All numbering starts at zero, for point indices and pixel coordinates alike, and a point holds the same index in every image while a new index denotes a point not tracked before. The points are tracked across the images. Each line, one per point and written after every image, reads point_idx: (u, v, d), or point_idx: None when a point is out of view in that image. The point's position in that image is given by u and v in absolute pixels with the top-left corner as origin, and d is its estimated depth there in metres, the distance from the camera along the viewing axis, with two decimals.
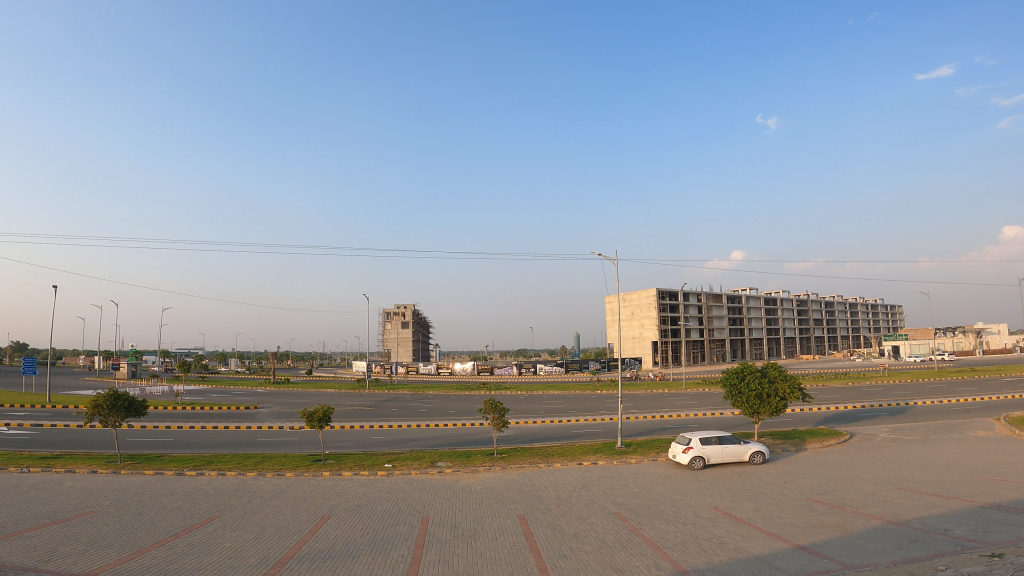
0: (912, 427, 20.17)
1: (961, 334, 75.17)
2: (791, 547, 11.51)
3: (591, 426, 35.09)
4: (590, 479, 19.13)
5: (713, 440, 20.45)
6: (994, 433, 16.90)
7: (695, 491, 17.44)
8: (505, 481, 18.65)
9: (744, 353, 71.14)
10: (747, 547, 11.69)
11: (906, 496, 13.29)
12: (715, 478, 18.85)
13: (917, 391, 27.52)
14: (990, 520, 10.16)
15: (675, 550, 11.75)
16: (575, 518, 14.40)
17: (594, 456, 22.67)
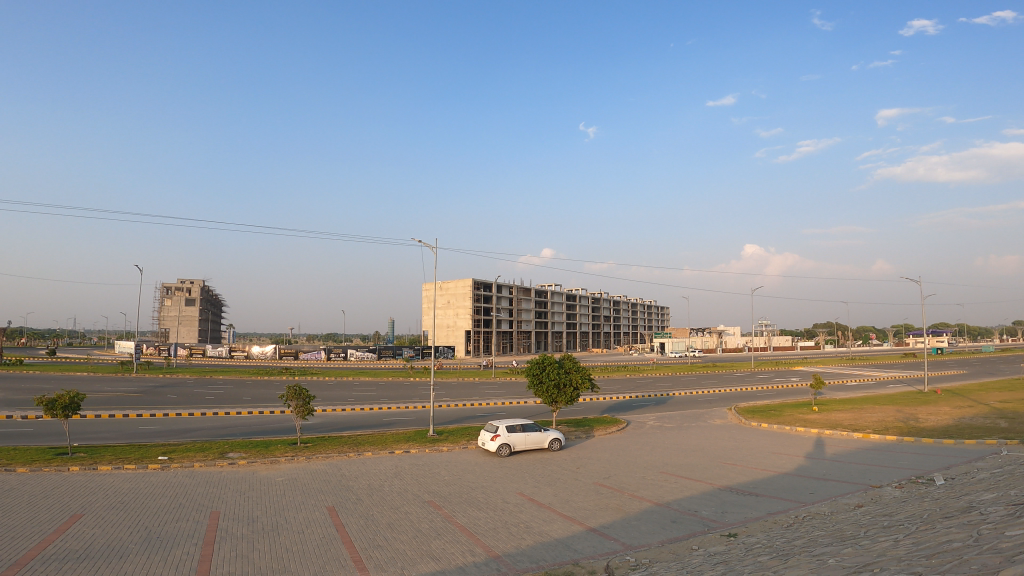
0: (672, 416, 24.85)
1: (709, 334, 91.96)
2: (584, 529, 13.55)
3: (402, 413, 35.71)
4: (402, 467, 19.81)
5: (517, 428, 22.60)
6: (728, 422, 21.73)
7: (501, 477, 19.06)
8: (309, 472, 18.47)
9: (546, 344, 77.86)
10: (550, 531, 13.47)
11: (669, 479, 16.58)
12: (519, 464, 20.84)
13: (677, 383, 33.57)
14: (727, 502, 13.41)
15: (487, 536, 13.05)
16: (389, 507, 15.01)
17: (406, 443, 23.36)
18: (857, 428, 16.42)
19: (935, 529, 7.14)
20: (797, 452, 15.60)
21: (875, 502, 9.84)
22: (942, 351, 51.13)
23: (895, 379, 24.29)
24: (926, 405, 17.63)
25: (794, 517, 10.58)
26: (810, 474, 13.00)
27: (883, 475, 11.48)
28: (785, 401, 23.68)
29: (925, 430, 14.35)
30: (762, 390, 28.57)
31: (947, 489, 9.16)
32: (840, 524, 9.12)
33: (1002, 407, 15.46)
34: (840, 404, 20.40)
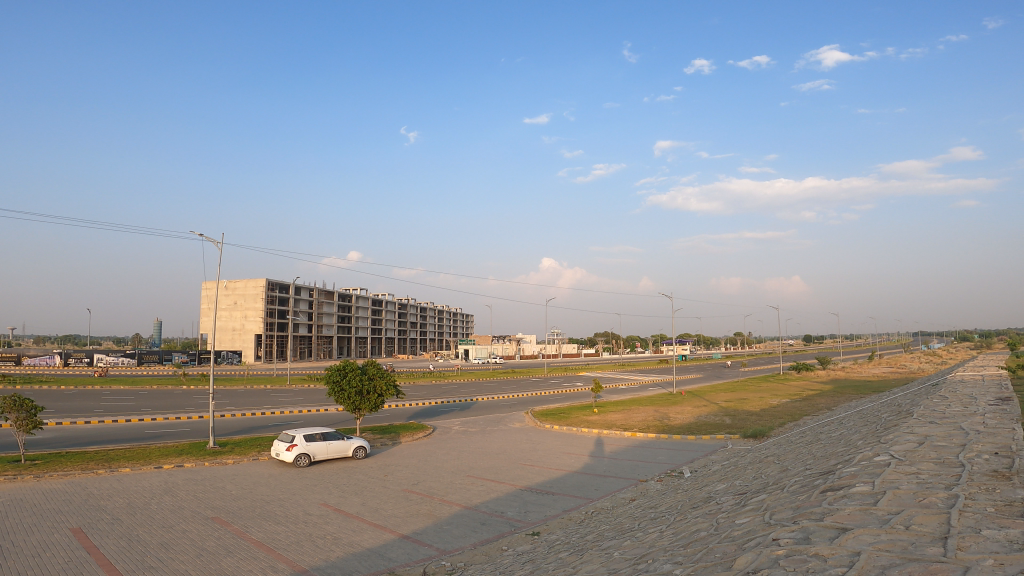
0: (474, 420, 26.79)
1: (508, 342, 98.45)
2: (396, 537, 13.83)
3: (174, 424, 31.89)
4: (174, 483, 17.93)
5: (317, 437, 21.90)
6: (525, 424, 24.24)
7: (301, 488, 18.18)
8: (42, 492, 15.82)
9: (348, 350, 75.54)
10: (360, 541, 13.44)
11: (474, 481, 17.98)
12: (320, 474, 20.18)
13: (479, 390, 35.80)
14: (528, 502, 15.23)
15: (288, 550, 12.64)
16: (160, 526, 13.66)
17: (180, 458, 21.04)
18: (628, 427, 19.82)
19: (688, 520, 9.44)
20: (582, 451, 18.28)
21: (644, 495, 12.35)
22: (689, 359, 63.03)
23: (654, 383, 29.52)
24: (676, 404, 21.98)
25: (584, 513, 12.62)
26: (593, 471, 15.53)
27: (648, 470, 14.32)
28: (571, 404, 27.16)
29: (677, 428, 17.99)
30: (552, 394, 32.21)
31: (693, 481, 11.95)
32: (620, 517, 11.27)
33: (727, 406, 20.13)
34: (614, 406, 24.24)
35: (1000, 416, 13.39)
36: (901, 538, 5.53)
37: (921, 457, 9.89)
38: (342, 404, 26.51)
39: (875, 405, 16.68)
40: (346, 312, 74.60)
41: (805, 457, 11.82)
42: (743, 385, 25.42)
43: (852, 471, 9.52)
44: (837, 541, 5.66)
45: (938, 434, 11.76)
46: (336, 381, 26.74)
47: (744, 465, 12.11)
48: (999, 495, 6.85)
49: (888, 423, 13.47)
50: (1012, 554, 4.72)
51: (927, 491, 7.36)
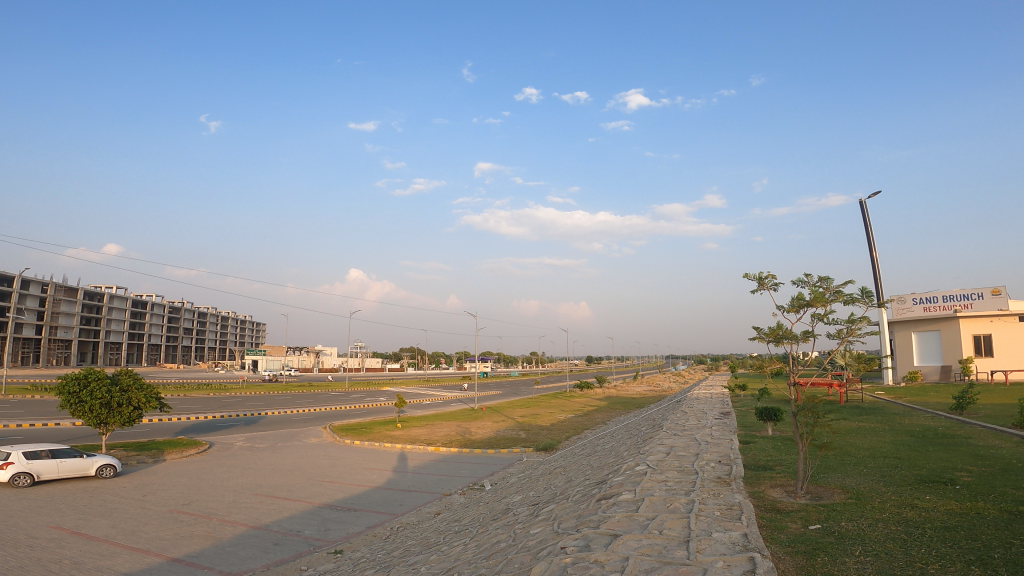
0: (262, 436, 25.08)
1: (304, 354, 93.30)
2: (165, 560, 11.77)
3: None
4: None
5: (44, 454, 18.18)
6: (323, 440, 23.55)
7: (23, 510, 15.13)
8: None
9: (95, 358, 64.22)
10: (113, 566, 11.38)
11: (262, 499, 16.33)
12: (50, 495, 16.96)
13: (267, 404, 33.65)
14: (327, 520, 14.14)
15: None
16: None
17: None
18: (431, 442, 20.62)
19: (489, 532, 10.47)
20: (385, 467, 18.50)
21: (448, 508, 13.22)
22: (489, 376, 66.71)
23: (455, 399, 30.89)
24: (477, 420, 23.43)
25: (389, 529, 12.93)
26: (397, 487, 15.89)
27: (451, 484, 15.18)
28: (372, 420, 27.06)
29: (477, 442, 19.32)
30: (352, 409, 31.63)
31: (493, 494, 13.14)
32: (425, 532, 11.92)
33: (522, 421, 22.11)
34: (418, 421, 24.85)
35: (722, 428, 17.16)
36: (658, 542, 7.17)
37: (669, 466, 12.38)
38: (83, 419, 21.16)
39: (637, 419, 19.99)
40: (95, 313, 63.48)
41: (584, 467, 13.84)
42: (536, 401, 28.05)
43: (620, 480, 11.53)
44: (612, 548, 7.10)
45: (681, 445, 14.72)
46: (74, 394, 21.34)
47: (537, 476, 13.70)
48: (721, 500, 9.10)
49: (647, 435, 16.35)
50: (733, 555, 6.51)
51: (673, 497, 9.41)
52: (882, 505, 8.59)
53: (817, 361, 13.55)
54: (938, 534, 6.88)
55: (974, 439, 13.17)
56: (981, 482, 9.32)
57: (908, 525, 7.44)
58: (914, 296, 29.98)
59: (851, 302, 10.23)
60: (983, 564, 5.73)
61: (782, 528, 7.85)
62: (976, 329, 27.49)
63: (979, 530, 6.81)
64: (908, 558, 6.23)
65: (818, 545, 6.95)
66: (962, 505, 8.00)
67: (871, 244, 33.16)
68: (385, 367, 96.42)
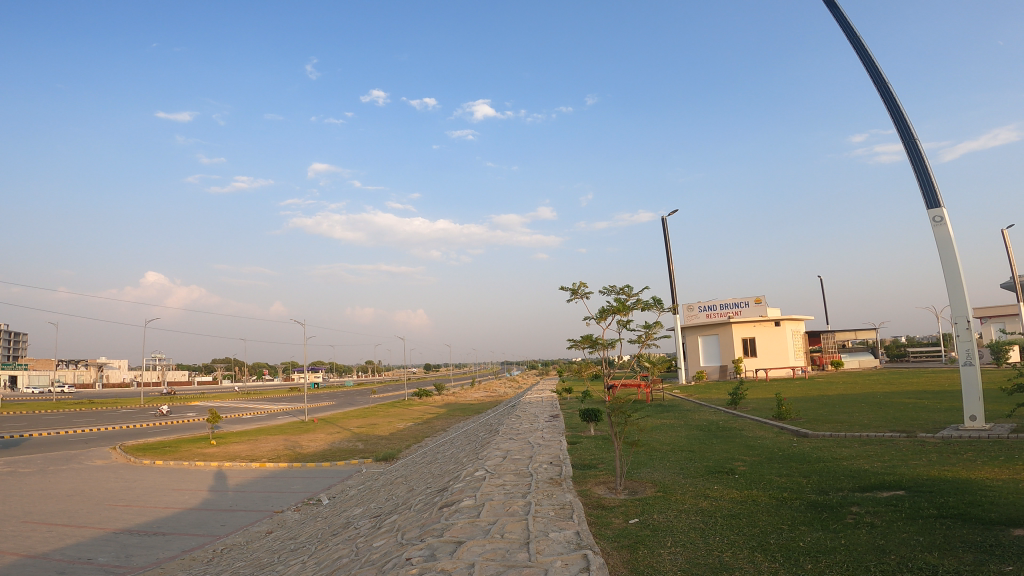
0: (28, 459, 20.76)
1: (84, 368, 79.61)
2: None
3: None
4: None
5: None
6: (114, 462, 20.26)
7: None
8: None
9: None
10: None
11: (38, 526, 13.38)
12: None
13: (31, 424, 28.10)
14: (128, 545, 12.11)
15: None
16: None
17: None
18: (254, 458, 18.94)
19: (329, 547, 9.95)
20: (198, 487, 16.52)
21: (281, 526, 12.28)
22: (317, 386, 63.34)
23: (280, 411, 28.80)
24: (307, 432, 22.05)
25: (211, 551, 11.53)
26: (216, 507, 14.32)
27: (282, 501, 14.11)
28: (179, 437, 23.95)
29: (308, 455, 18.21)
30: (151, 427, 27.68)
31: (330, 508, 12.51)
32: (255, 552, 10.93)
33: (358, 432, 21.31)
34: (236, 437, 22.62)
35: (551, 430, 18.29)
36: (501, 546, 7.44)
37: (505, 469, 12.87)
38: None
39: (474, 425, 20.47)
40: None
41: (425, 475, 13.80)
42: (371, 411, 27.22)
43: (461, 487, 11.72)
44: (458, 555, 7.22)
45: (516, 449, 15.37)
46: None
47: (377, 488, 13.31)
48: (554, 500, 9.72)
49: (484, 440, 16.82)
50: (569, 554, 6.99)
51: (511, 500, 9.84)
52: (684, 496, 9.87)
53: (626, 365, 15.04)
54: (728, 522, 8.10)
55: (746, 430, 15.74)
56: (754, 471, 11.17)
57: (704, 515, 8.64)
58: (699, 304, 34.59)
59: (647, 309, 11.64)
60: (762, 548, 6.87)
61: (608, 524, 8.62)
62: (745, 332, 32.68)
63: (756, 516, 8.16)
64: (708, 546, 7.23)
65: (639, 538, 7.78)
66: (742, 493, 9.51)
67: (669, 258, 37.61)
68: (191, 381, 86.32)
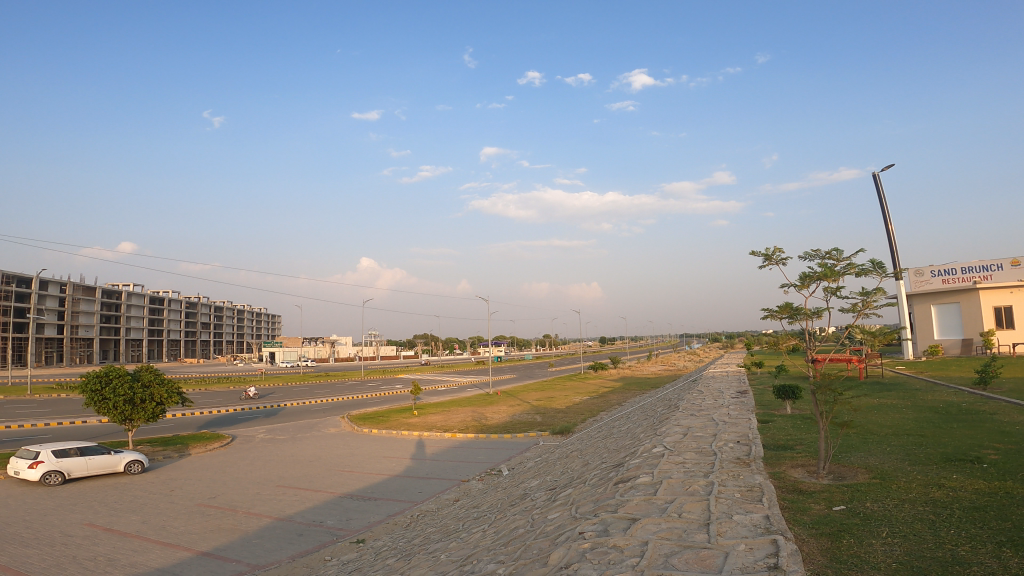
0: (282, 428, 25.28)
1: (320, 344, 94.31)
2: (196, 555, 11.50)
3: None
4: None
5: (74, 451, 17.03)
6: (341, 430, 23.72)
7: (60, 505, 14.49)
8: None
9: (119, 355, 63.96)
10: (148, 562, 11.01)
11: (286, 491, 16.26)
12: (82, 491, 15.91)
13: (283, 395, 34.06)
14: (348, 510, 14.15)
15: None
16: None
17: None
18: (447, 428, 20.75)
19: (508, 517, 10.52)
20: (402, 455, 18.61)
21: (467, 495, 13.31)
22: (505, 359, 67.12)
23: (470, 383, 31.12)
24: (492, 404, 23.54)
25: (410, 517, 12.96)
26: (414, 475, 16.00)
27: (468, 470, 15.26)
28: (388, 408, 27.17)
29: (492, 427, 19.40)
30: (367, 398, 31.83)
31: (510, 479, 13.21)
32: (445, 519, 11.99)
33: (537, 404, 22.16)
34: (433, 408, 24.99)
35: (739, 407, 17.06)
36: (678, 525, 7.14)
37: (686, 447, 12.31)
38: (105, 415, 19.61)
39: (653, 400, 19.96)
40: (113, 312, 63.14)
41: (601, 450, 13.84)
42: (550, 384, 28.10)
43: (638, 463, 11.50)
44: (631, 533, 7.09)
45: (698, 426, 14.64)
46: (96, 390, 19.60)
47: (553, 460, 13.71)
48: (741, 481, 9.03)
49: (663, 416, 16.32)
50: (756, 538, 6.43)
51: (691, 479, 9.38)
52: (908, 485, 8.48)
53: (834, 338, 13.35)
54: (970, 515, 6.77)
55: (997, 415, 12.98)
56: (1011, 461, 9.17)
57: (937, 505, 7.32)
58: (931, 269, 29.54)
59: (863, 274, 10.10)
60: (1016, 544, 5.61)
61: (805, 509, 7.77)
62: (996, 300, 27.03)
63: (1013, 510, 6.68)
64: (938, 539, 6.11)
65: (843, 526, 6.88)
66: (993, 485, 7.86)
67: (885, 216, 32.48)
68: (400, 354, 97.32)
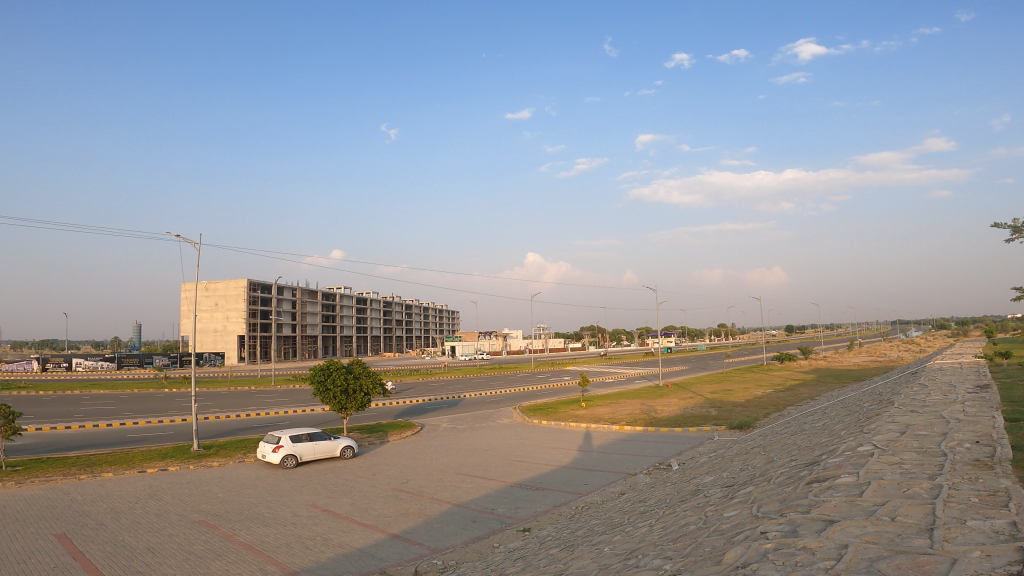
0: (462, 418, 26.65)
1: (496, 337, 98.94)
2: (387, 537, 12.23)
3: (157, 413, 30.62)
4: (158, 487, 15.58)
5: (304, 437, 19.57)
6: (513, 421, 24.23)
7: (291, 488, 16.41)
8: (30, 501, 13.72)
9: (334, 349, 73.42)
10: (350, 542, 11.90)
11: (463, 478, 16.91)
12: (309, 475, 17.94)
13: (464, 387, 36.04)
14: (518, 498, 14.20)
15: (279, 553, 11.20)
16: (146, 532, 12.02)
17: (164, 461, 18.11)
18: (615, 420, 20.02)
19: (677, 513, 9.56)
20: (570, 446, 18.32)
21: (633, 488, 12.54)
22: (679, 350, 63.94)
23: (640, 375, 29.93)
24: (663, 396, 22.26)
25: (574, 508, 12.56)
26: (581, 466, 15.58)
27: (636, 464, 14.42)
28: (558, 399, 27.20)
29: (663, 420, 18.23)
30: (538, 389, 32.31)
31: (681, 474, 12.13)
32: (610, 512, 11.37)
33: (712, 397, 20.39)
34: (602, 399, 24.43)
35: (979, 404, 13.77)
36: (888, 529, 5.70)
37: (902, 447, 10.14)
38: (326, 404, 22.13)
39: (856, 394, 17.12)
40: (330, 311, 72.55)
41: (789, 447, 12.07)
42: (728, 376, 25.86)
43: (837, 462, 9.72)
44: (825, 534, 5.82)
45: (920, 423, 12.04)
46: (319, 381, 22.43)
47: (731, 456, 12.29)
48: (981, 485, 7.06)
49: (871, 411, 13.80)
50: (997, 545, 4.86)
51: (910, 481, 7.56)
52: None
53: None
54: None
55: None
56: None
57: None
58: None
59: None
60: None
61: None
62: None
63: None
64: None
65: None
66: None
67: None
68: (571, 346, 98.08)
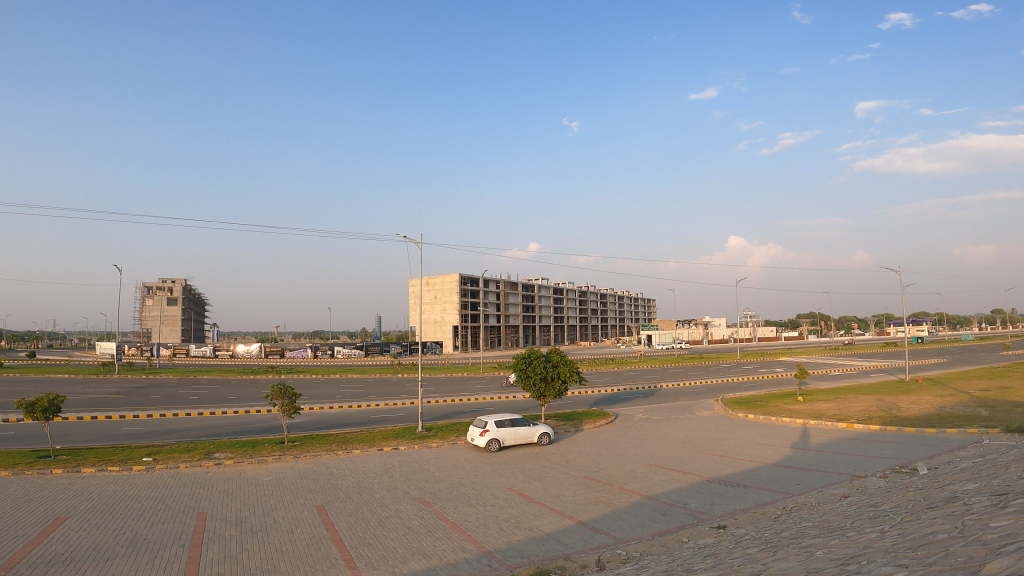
0: (658, 408, 25.07)
1: (697, 326, 93.65)
2: (573, 523, 11.52)
3: (386, 394, 34.56)
4: (392, 464, 16.61)
5: (507, 423, 20.05)
6: (714, 413, 21.98)
7: (492, 471, 16.60)
8: (299, 470, 15.21)
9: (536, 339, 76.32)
10: (539, 525, 11.41)
11: (656, 470, 15.60)
12: (509, 459, 18.32)
13: (660, 377, 34.19)
14: (715, 494, 12.51)
15: (469, 525, 11.20)
16: (379, 505, 12.35)
17: (397, 440, 19.64)
18: (841, 417, 16.78)
19: (921, 520, 7.30)
20: (780, 443, 15.80)
21: (860, 492, 10.12)
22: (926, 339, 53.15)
23: (874, 368, 25.09)
24: (907, 392, 18.12)
25: (781, 508, 10.57)
26: (794, 464, 13.21)
27: (867, 465, 11.69)
28: (768, 392, 24.07)
29: (907, 419, 14.70)
30: (744, 381, 29.11)
31: (929, 479, 9.40)
32: (828, 515, 9.25)
33: (980, 395, 15.94)
34: (823, 394, 20.89)
35: None
36: None
37: None
38: (526, 388, 22.49)
39: None
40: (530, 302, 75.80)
41: None
42: (1003, 371, 20.18)
43: None
44: None
45: None
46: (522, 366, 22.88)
47: (1009, 462, 9.14)
48: None
49: None
50: None
51: None
52: None
53: None
54: None
55: None
56: None
57: None
58: None
59: None
60: None
61: None
62: None
63: None
64: None
65: None
66: None
67: None
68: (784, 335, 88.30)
